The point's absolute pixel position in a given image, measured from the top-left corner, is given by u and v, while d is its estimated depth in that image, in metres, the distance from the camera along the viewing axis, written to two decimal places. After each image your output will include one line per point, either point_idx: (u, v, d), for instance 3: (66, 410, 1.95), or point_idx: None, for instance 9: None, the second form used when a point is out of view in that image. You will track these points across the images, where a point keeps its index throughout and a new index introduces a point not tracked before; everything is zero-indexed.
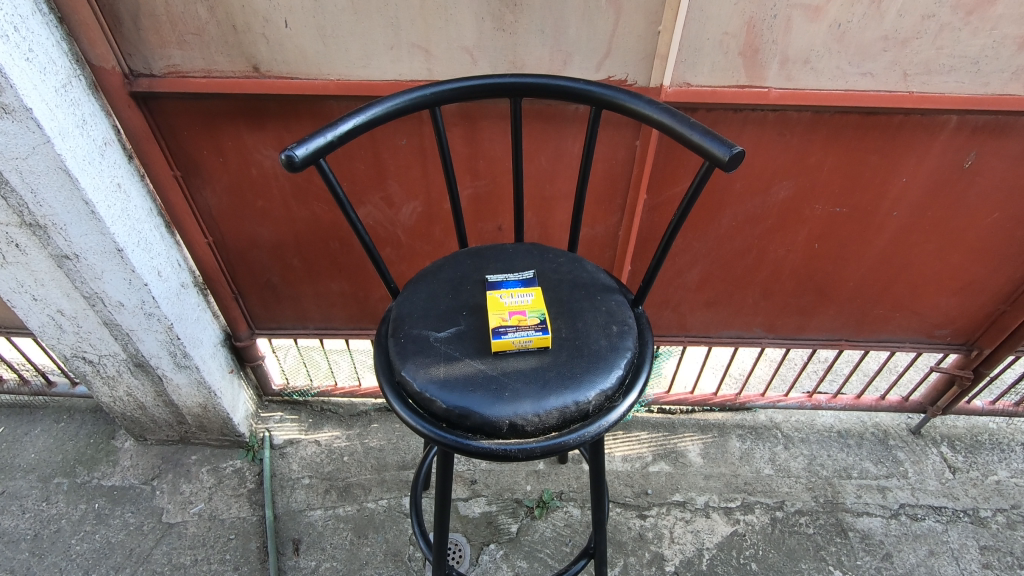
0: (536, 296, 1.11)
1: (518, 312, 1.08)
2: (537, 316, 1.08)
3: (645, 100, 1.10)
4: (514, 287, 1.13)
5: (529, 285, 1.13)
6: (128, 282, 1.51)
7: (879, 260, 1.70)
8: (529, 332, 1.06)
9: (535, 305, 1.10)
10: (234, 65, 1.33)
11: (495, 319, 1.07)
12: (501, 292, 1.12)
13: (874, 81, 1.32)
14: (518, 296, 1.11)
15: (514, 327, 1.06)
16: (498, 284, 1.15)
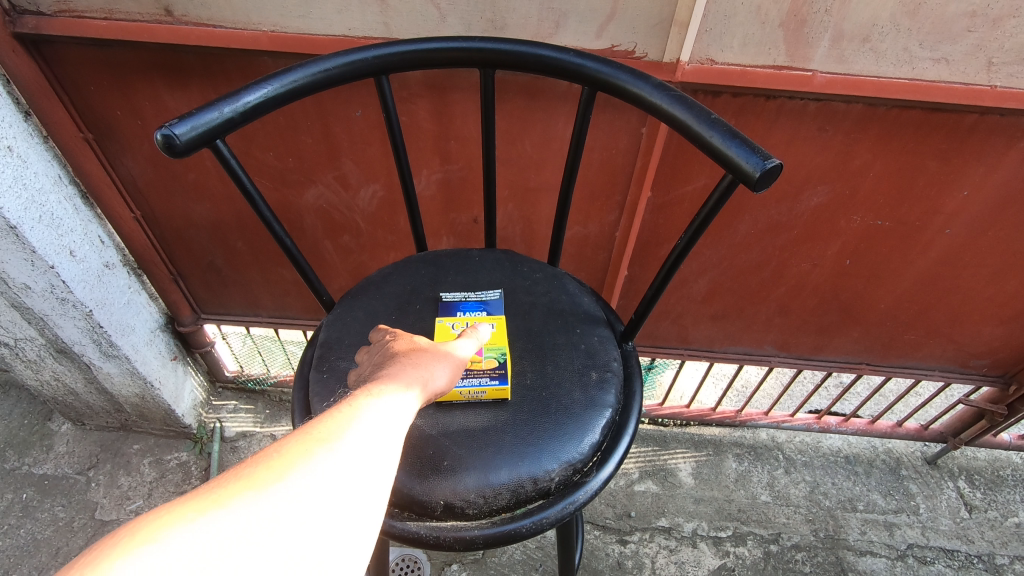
0: (498, 331, 0.92)
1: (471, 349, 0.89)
2: (495, 356, 0.88)
3: (653, 82, 0.84)
4: (473, 317, 0.94)
5: (492, 316, 0.94)
6: (31, 263, 1.27)
7: (920, 281, 1.45)
8: (483, 381, 0.86)
9: (494, 343, 0.90)
10: (142, 6, 1.07)
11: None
12: (456, 323, 0.93)
13: (949, 69, 1.04)
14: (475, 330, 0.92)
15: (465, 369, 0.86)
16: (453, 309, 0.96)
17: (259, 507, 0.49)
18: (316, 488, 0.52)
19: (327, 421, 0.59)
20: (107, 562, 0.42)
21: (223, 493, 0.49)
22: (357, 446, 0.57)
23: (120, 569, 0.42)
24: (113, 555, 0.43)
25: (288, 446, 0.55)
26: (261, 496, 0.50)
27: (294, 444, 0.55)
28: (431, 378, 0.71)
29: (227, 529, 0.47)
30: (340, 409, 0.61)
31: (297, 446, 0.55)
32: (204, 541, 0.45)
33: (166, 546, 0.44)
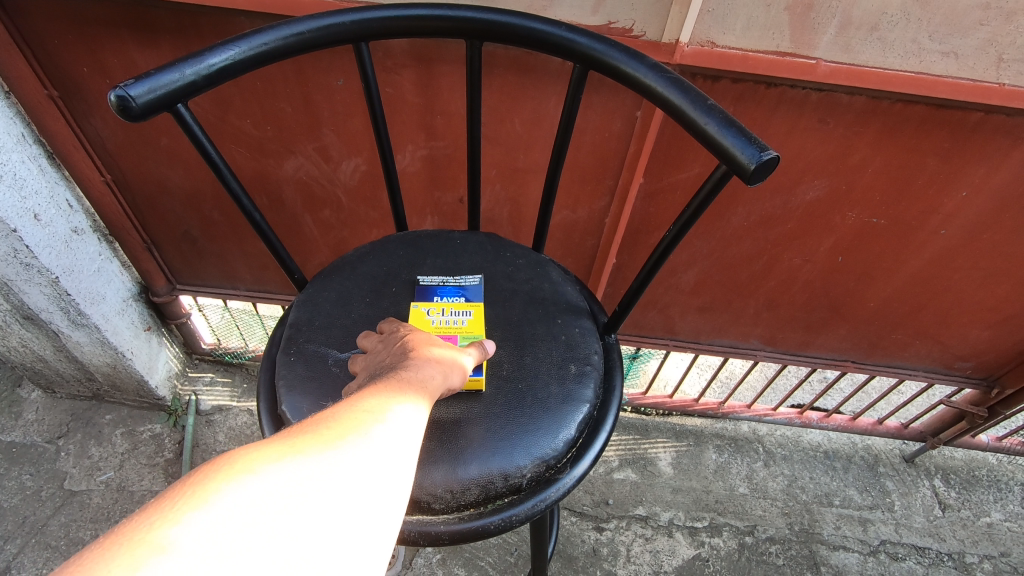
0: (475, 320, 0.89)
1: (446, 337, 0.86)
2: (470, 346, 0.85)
3: (648, 63, 0.79)
4: (451, 304, 0.91)
5: (471, 304, 0.92)
6: None
7: (911, 281, 1.42)
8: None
9: (470, 332, 0.87)
10: None
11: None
12: (433, 309, 0.90)
13: (957, 64, 1.00)
14: (451, 318, 0.89)
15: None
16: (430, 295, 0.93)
17: (335, 458, 0.53)
18: (380, 449, 0.56)
19: (372, 399, 0.61)
20: (214, 485, 0.46)
21: (301, 446, 0.53)
22: (406, 421, 0.60)
23: (227, 493, 0.46)
24: (216, 481, 0.46)
25: (353, 412, 0.58)
26: (335, 449, 0.54)
27: (355, 412, 0.59)
28: (451, 380, 0.71)
29: (309, 472, 0.50)
30: (380, 393, 0.62)
31: (359, 413, 0.59)
32: (291, 480, 0.49)
33: (261, 477, 0.48)
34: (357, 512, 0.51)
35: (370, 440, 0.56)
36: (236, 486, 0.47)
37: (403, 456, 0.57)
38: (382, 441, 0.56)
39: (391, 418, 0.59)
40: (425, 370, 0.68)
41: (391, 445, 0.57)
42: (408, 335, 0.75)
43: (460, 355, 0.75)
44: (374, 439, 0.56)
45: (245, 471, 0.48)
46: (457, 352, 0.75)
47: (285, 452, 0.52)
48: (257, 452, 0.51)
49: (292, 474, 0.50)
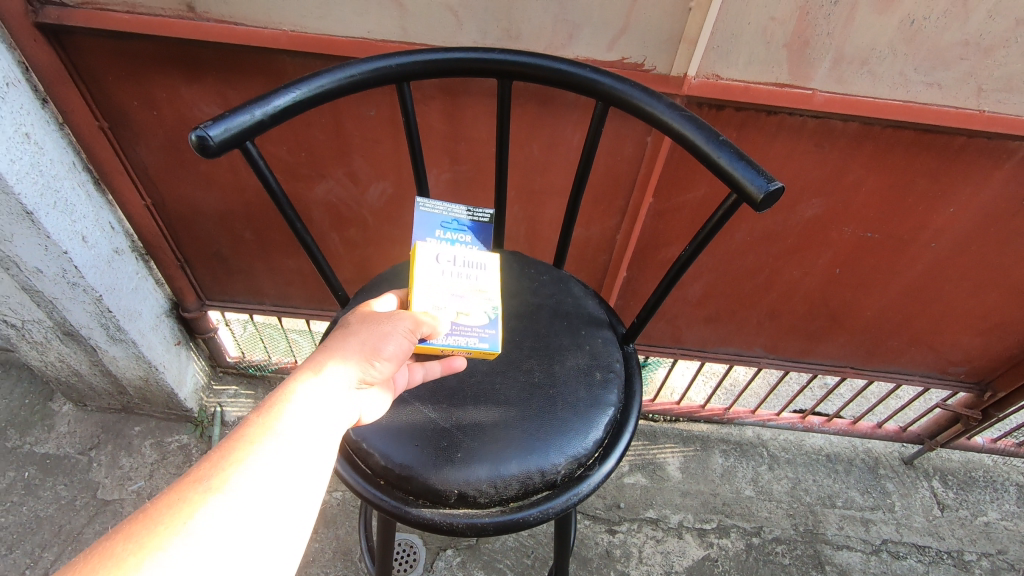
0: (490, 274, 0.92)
1: (459, 297, 0.88)
2: (484, 308, 0.89)
3: (666, 102, 0.88)
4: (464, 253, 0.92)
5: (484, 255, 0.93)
6: (44, 248, 1.30)
7: (906, 291, 1.51)
8: (472, 342, 0.86)
9: (483, 289, 0.90)
10: (165, 1, 1.08)
11: (426, 298, 0.86)
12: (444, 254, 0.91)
13: (941, 94, 1.10)
14: (464, 273, 0.90)
15: (452, 322, 0.86)
16: (439, 236, 0.92)
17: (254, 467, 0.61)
18: (297, 438, 0.65)
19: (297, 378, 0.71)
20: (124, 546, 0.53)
21: (219, 474, 0.60)
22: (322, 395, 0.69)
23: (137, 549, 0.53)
24: (146, 547, 0.54)
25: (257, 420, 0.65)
26: (253, 459, 0.62)
27: (265, 417, 0.66)
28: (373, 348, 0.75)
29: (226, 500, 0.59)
30: (289, 390, 0.68)
31: (266, 417, 0.66)
32: (227, 509, 0.58)
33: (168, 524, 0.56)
34: (291, 500, 0.62)
35: (285, 438, 0.65)
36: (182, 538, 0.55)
37: (325, 427, 0.68)
38: (299, 431, 0.66)
39: (304, 403, 0.68)
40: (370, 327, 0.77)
41: (307, 427, 0.67)
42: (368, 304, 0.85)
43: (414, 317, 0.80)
44: (289, 436, 0.65)
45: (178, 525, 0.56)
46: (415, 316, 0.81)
47: (208, 486, 0.59)
48: (176, 503, 0.57)
49: (223, 505, 0.58)
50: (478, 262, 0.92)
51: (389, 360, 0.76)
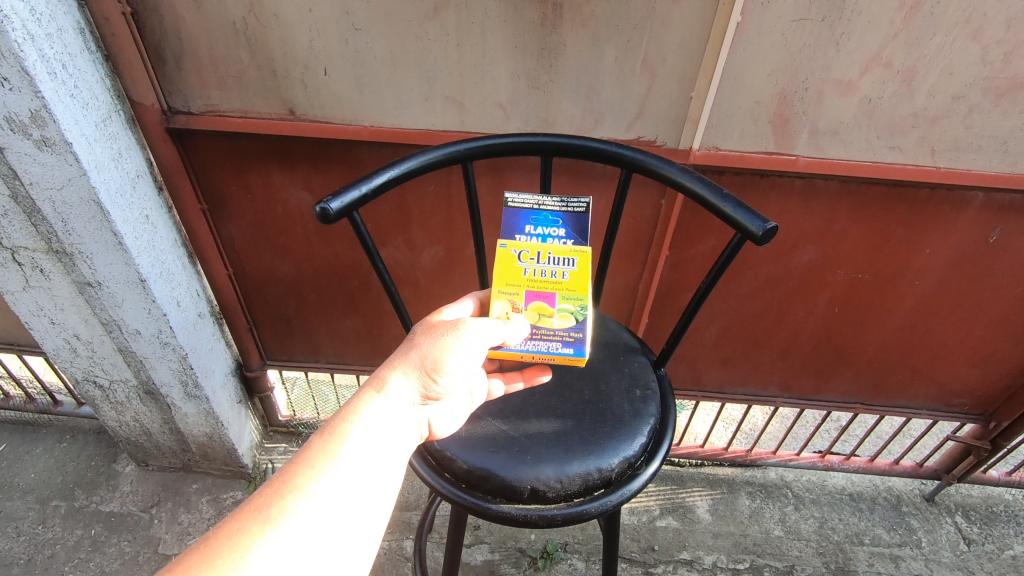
0: (578, 271, 1.03)
1: (541, 300, 1.03)
2: (569, 312, 1.02)
3: (679, 167, 1.10)
4: (554, 250, 1.03)
5: (576, 249, 1.03)
6: (147, 312, 1.51)
7: (900, 326, 1.69)
8: (551, 349, 1.01)
9: (570, 291, 1.03)
10: (270, 107, 1.35)
11: (509, 303, 1.02)
12: (527, 252, 1.03)
13: (902, 156, 1.33)
14: (552, 271, 1.03)
15: (532, 330, 1.01)
16: (529, 230, 1.04)
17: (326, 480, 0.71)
18: (351, 471, 0.73)
19: (358, 401, 0.81)
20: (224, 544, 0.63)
21: (279, 506, 0.68)
22: (378, 422, 0.80)
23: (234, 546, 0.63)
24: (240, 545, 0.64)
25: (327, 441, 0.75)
26: (309, 493, 0.70)
27: (319, 450, 0.74)
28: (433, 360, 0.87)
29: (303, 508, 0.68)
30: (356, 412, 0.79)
31: (320, 450, 0.74)
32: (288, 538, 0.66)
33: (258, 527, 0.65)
34: (359, 511, 0.72)
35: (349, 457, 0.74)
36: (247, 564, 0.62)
37: (379, 454, 0.77)
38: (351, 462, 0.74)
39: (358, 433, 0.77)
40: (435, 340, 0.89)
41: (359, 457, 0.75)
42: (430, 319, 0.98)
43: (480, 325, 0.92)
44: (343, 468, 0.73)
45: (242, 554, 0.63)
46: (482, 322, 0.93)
47: (289, 496, 0.69)
48: (241, 533, 0.65)
49: (282, 537, 0.65)
50: (566, 258, 1.03)
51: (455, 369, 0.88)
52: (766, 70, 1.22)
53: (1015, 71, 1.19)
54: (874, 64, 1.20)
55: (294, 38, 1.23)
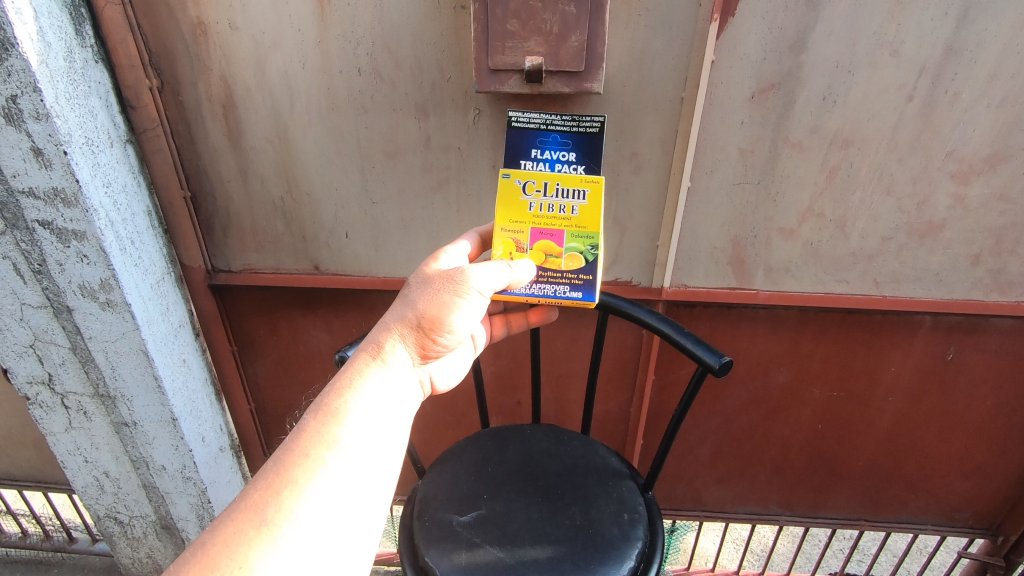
0: (588, 206, 1.07)
1: (548, 237, 1.09)
2: (576, 251, 1.09)
3: (646, 309, 1.26)
4: (563, 180, 1.08)
5: (587, 180, 1.07)
6: (174, 449, 1.63)
7: (884, 440, 1.76)
8: (559, 292, 1.11)
9: (579, 227, 1.08)
10: (298, 264, 1.58)
11: (518, 238, 1.10)
12: (534, 186, 1.08)
13: (850, 287, 1.51)
14: (561, 205, 1.08)
15: (539, 271, 1.10)
16: (538, 156, 1.08)
17: (324, 471, 0.76)
18: (351, 458, 0.79)
19: (359, 377, 0.87)
20: (230, 552, 0.68)
21: (282, 504, 0.73)
22: (379, 395, 0.86)
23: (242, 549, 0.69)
24: (249, 545, 0.69)
25: (321, 432, 0.79)
26: (312, 487, 0.75)
27: (318, 438, 0.79)
28: (433, 310, 0.94)
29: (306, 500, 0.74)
30: (349, 394, 0.84)
31: (318, 440, 0.78)
32: (295, 536, 0.71)
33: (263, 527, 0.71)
34: (361, 492, 0.78)
35: (345, 444, 0.79)
36: (258, 563, 0.68)
37: (382, 430, 0.84)
38: (352, 447, 0.79)
39: (358, 415, 0.82)
40: (438, 301, 0.94)
41: (359, 441, 0.80)
42: (427, 267, 1.02)
43: (484, 275, 0.97)
44: (344, 455, 0.79)
45: (250, 555, 0.68)
46: (485, 271, 0.98)
47: (291, 491, 0.74)
48: (248, 535, 0.70)
49: (289, 529, 0.71)
50: (576, 189, 1.08)
51: (460, 326, 0.97)
52: (719, 223, 1.44)
53: (930, 217, 1.39)
54: (809, 215, 1.41)
55: (322, 211, 1.49)
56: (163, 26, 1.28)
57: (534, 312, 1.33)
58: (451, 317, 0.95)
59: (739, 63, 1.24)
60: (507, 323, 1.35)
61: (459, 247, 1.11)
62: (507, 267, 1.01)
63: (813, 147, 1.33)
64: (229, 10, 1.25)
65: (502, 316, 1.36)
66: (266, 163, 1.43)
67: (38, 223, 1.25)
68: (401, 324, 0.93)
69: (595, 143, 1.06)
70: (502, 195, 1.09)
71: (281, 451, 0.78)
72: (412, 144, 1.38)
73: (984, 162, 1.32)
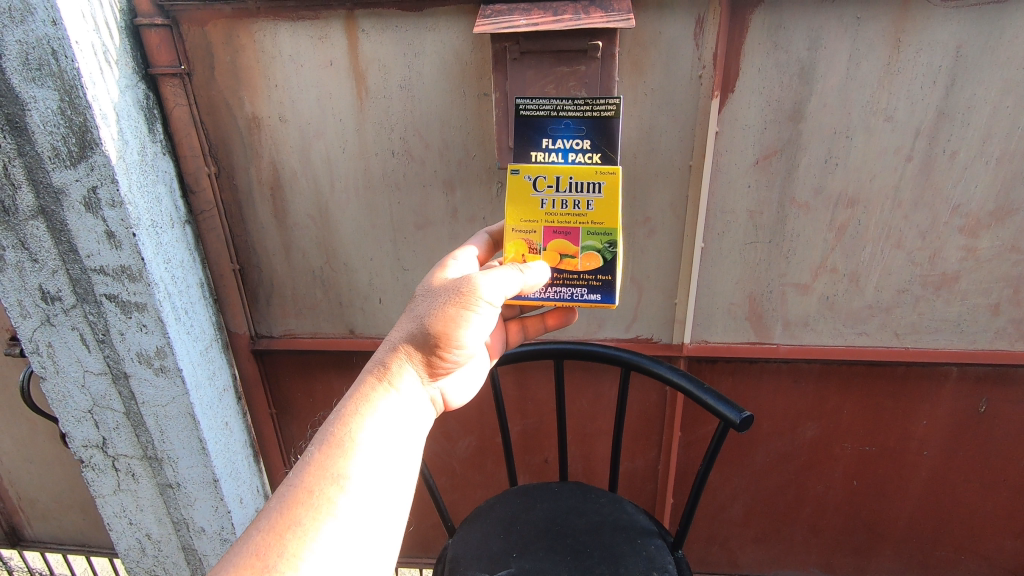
0: (603, 200, 1.03)
1: (562, 236, 1.05)
2: (593, 249, 1.05)
3: (666, 365, 1.29)
4: (576, 173, 1.03)
5: (602, 172, 1.02)
6: (214, 509, 1.69)
7: (924, 496, 1.71)
8: (576, 296, 1.08)
9: (594, 223, 1.04)
10: (335, 328, 1.68)
11: (531, 238, 1.06)
12: (545, 181, 1.04)
13: (871, 339, 1.52)
14: (574, 202, 1.04)
15: (555, 273, 1.07)
16: (550, 145, 1.06)
17: (334, 510, 0.75)
18: (359, 495, 0.78)
19: (367, 403, 0.85)
20: None
21: (288, 547, 0.71)
22: (388, 423, 0.84)
23: None
24: None
25: (329, 468, 0.77)
26: (320, 526, 0.74)
27: (325, 473, 0.77)
28: (442, 329, 0.92)
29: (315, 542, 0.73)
30: (356, 424, 0.82)
31: (326, 476, 0.77)
32: None
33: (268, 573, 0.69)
34: (373, 528, 0.78)
35: (353, 481, 0.78)
36: None
37: (391, 461, 0.82)
38: (361, 483, 0.78)
39: (365, 447, 0.80)
40: (448, 315, 0.93)
41: (368, 475, 0.79)
42: (434, 279, 1.01)
43: (493, 284, 0.95)
44: (352, 491, 0.77)
45: None
46: (494, 279, 0.95)
47: (298, 533, 0.73)
48: None
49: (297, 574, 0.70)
50: (591, 182, 1.03)
51: (470, 342, 0.96)
52: (734, 281, 1.49)
53: (943, 269, 1.43)
54: (822, 270, 1.46)
55: (357, 278, 1.60)
56: (222, 120, 1.45)
57: (551, 318, 1.21)
58: (460, 331, 0.94)
59: (741, 132, 1.34)
60: (523, 328, 1.32)
61: (468, 253, 1.10)
62: (519, 272, 0.99)
63: (820, 206, 1.39)
64: (280, 105, 1.42)
65: (518, 321, 1.33)
66: (307, 237, 1.56)
67: (105, 296, 1.38)
68: (410, 344, 0.92)
69: (610, 129, 1.03)
70: (511, 192, 1.05)
71: (286, 488, 0.77)
72: (440, 215, 1.50)
73: (991, 216, 1.37)
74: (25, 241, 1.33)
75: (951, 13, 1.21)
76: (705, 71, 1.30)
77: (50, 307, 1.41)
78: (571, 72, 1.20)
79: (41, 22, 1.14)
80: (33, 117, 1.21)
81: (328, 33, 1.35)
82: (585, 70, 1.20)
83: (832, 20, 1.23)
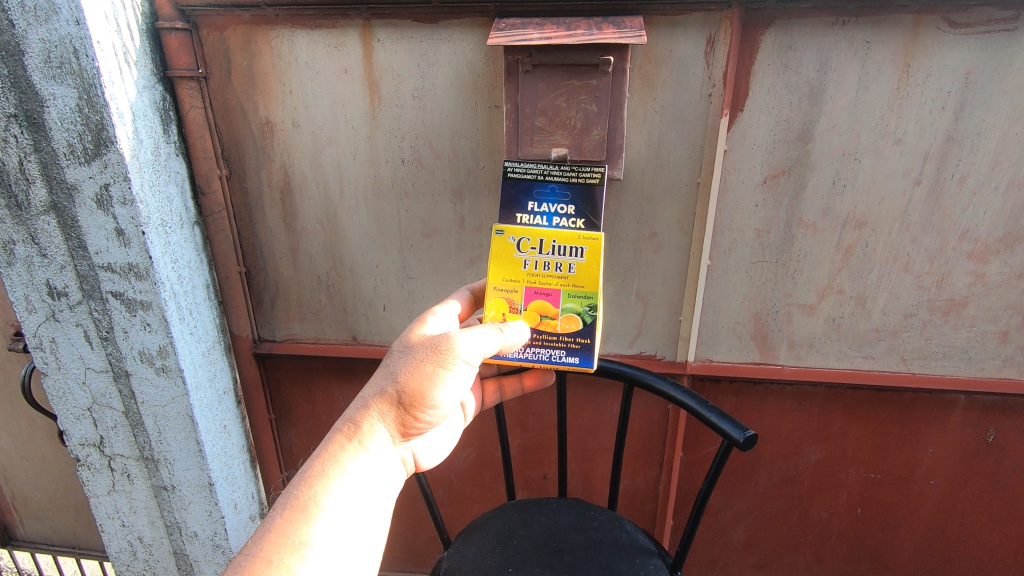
0: (586, 263, 1.04)
1: (543, 296, 1.06)
2: (574, 312, 1.05)
3: (669, 382, 1.28)
4: (559, 238, 1.05)
5: (585, 237, 1.04)
6: (208, 514, 1.67)
7: (929, 527, 1.68)
8: (554, 358, 1.07)
9: (575, 287, 1.05)
10: (338, 334, 1.68)
11: (512, 297, 1.06)
12: (529, 242, 1.05)
13: (877, 363, 1.51)
14: (557, 265, 1.05)
15: (534, 336, 1.06)
16: (535, 209, 1.08)
17: None
18: (318, 564, 0.78)
19: (334, 465, 0.86)
20: None
21: None
22: (354, 486, 0.86)
23: None
24: None
25: (291, 537, 0.78)
26: None
27: (286, 540, 0.78)
28: (417, 388, 0.94)
29: None
30: (321, 488, 0.83)
31: (286, 544, 0.78)
32: None
33: None
34: None
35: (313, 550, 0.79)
36: None
37: (356, 526, 0.84)
38: (322, 551, 0.79)
39: (329, 512, 0.82)
40: (423, 373, 0.94)
41: (325, 555, 0.79)
42: (413, 333, 1.02)
43: (471, 344, 0.96)
44: (312, 560, 0.78)
45: None
46: (472, 338, 0.96)
47: None
48: None
49: None
50: (574, 245, 1.04)
51: (444, 401, 0.97)
52: (740, 298, 1.49)
53: (951, 294, 1.42)
54: (828, 291, 1.45)
55: (363, 285, 1.60)
56: (236, 124, 1.47)
57: (529, 377, 1.30)
58: (436, 390, 0.95)
59: (749, 151, 1.35)
60: (501, 388, 1.32)
61: (448, 308, 1.11)
62: (498, 331, 0.99)
63: (828, 227, 1.39)
64: (293, 111, 1.44)
65: (494, 381, 1.33)
66: (315, 242, 1.57)
67: (111, 294, 1.39)
68: (382, 402, 0.93)
69: (593, 195, 1.06)
70: (494, 251, 1.06)
71: (244, 555, 0.77)
72: (447, 225, 1.50)
73: (1000, 242, 1.36)
74: (35, 236, 1.34)
75: (961, 39, 1.22)
76: (715, 90, 1.31)
77: (55, 303, 1.41)
78: (582, 86, 1.21)
79: (65, 21, 1.16)
80: (51, 113, 1.23)
81: (344, 42, 1.37)
82: (596, 84, 1.21)
83: (841, 43, 1.24)
